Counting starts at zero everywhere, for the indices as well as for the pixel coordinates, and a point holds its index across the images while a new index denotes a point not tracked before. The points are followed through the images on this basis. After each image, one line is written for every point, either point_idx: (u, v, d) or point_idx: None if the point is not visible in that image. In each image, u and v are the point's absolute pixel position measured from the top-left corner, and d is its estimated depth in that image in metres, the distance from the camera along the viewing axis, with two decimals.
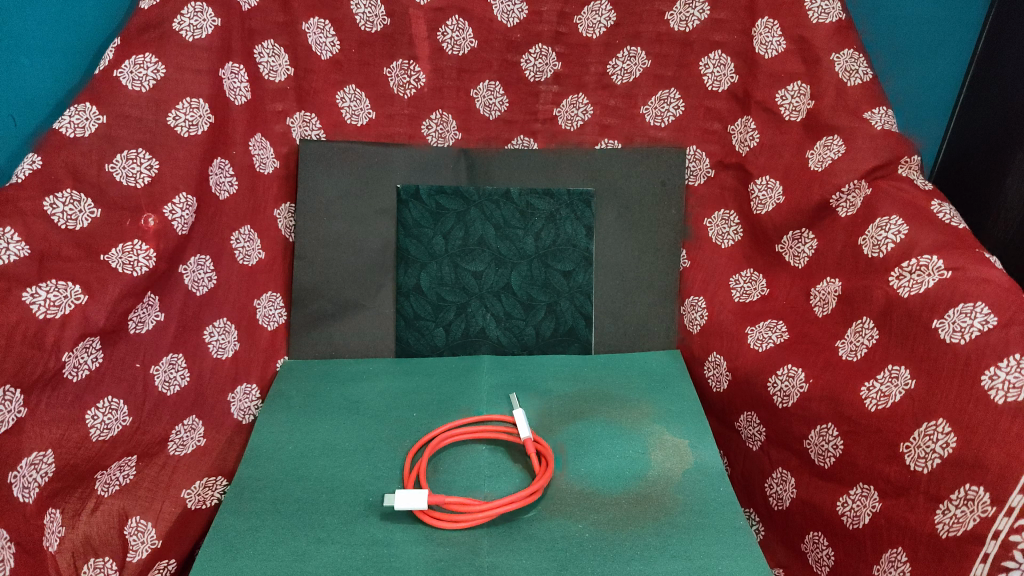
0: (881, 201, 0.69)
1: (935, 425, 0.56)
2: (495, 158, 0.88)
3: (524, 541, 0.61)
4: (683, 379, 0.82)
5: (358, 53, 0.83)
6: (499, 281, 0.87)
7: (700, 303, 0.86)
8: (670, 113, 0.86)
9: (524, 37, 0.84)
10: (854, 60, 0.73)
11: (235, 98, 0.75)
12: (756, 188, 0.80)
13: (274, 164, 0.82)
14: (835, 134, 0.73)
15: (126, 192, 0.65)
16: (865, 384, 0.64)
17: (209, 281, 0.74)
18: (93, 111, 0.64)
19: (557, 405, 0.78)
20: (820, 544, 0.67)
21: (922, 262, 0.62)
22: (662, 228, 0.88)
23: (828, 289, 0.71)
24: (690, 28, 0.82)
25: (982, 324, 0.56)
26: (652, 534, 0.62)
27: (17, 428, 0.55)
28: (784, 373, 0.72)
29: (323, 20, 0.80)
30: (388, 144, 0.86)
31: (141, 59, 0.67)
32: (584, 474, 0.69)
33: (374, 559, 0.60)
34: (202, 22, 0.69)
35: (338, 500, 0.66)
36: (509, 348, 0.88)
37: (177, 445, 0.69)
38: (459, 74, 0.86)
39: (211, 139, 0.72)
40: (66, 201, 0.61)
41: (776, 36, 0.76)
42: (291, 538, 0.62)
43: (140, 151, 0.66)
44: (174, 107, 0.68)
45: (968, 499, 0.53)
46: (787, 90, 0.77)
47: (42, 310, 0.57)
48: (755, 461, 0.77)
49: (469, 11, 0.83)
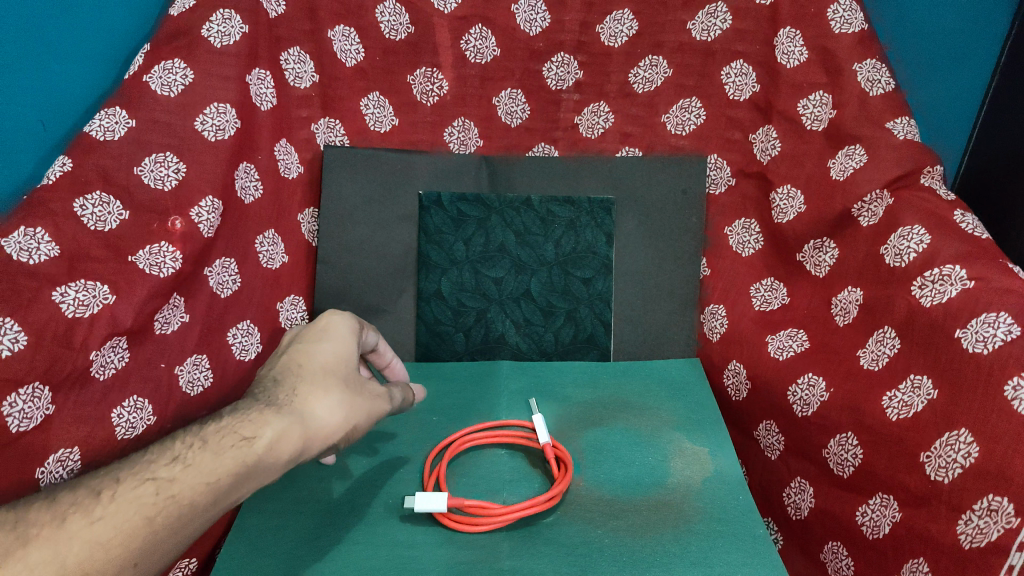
0: (903, 210, 0.68)
1: (957, 435, 0.57)
2: (516, 165, 0.88)
3: (543, 545, 0.62)
4: (702, 388, 0.82)
5: (383, 60, 0.84)
6: (519, 287, 0.88)
7: (720, 311, 0.86)
8: (691, 122, 0.86)
9: (547, 46, 0.86)
10: (877, 70, 0.73)
11: (262, 104, 0.76)
12: (778, 197, 0.80)
13: (298, 169, 0.83)
14: (857, 143, 0.73)
15: (153, 195, 0.66)
16: (887, 393, 0.64)
17: (234, 283, 0.75)
18: (124, 115, 0.65)
19: (576, 412, 0.79)
20: (839, 554, 0.67)
21: (945, 271, 0.62)
22: (682, 236, 0.88)
23: (851, 299, 0.71)
24: (712, 38, 0.82)
25: (1005, 333, 0.56)
26: (672, 540, 0.62)
27: (46, 426, 0.57)
28: (805, 382, 0.72)
29: (349, 27, 0.81)
30: (410, 150, 0.87)
31: (170, 65, 0.68)
32: (604, 480, 0.69)
33: (395, 560, 0.60)
34: (230, 29, 0.71)
35: (359, 502, 0.67)
36: (529, 354, 0.89)
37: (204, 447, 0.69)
38: (482, 81, 0.87)
39: (238, 143, 0.73)
40: (96, 202, 0.62)
41: (799, 45, 0.77)
42: (313, 538, 0.63)
43: (169, 155, 0.67)
44: (202, 111, 0.69)
45: (992, 510, 0.53)
46: (809, 99, 0.77)
47: (71, 309, 0.59)
48: (773, 470, 0.77)
49: (493, 20, 0.84)
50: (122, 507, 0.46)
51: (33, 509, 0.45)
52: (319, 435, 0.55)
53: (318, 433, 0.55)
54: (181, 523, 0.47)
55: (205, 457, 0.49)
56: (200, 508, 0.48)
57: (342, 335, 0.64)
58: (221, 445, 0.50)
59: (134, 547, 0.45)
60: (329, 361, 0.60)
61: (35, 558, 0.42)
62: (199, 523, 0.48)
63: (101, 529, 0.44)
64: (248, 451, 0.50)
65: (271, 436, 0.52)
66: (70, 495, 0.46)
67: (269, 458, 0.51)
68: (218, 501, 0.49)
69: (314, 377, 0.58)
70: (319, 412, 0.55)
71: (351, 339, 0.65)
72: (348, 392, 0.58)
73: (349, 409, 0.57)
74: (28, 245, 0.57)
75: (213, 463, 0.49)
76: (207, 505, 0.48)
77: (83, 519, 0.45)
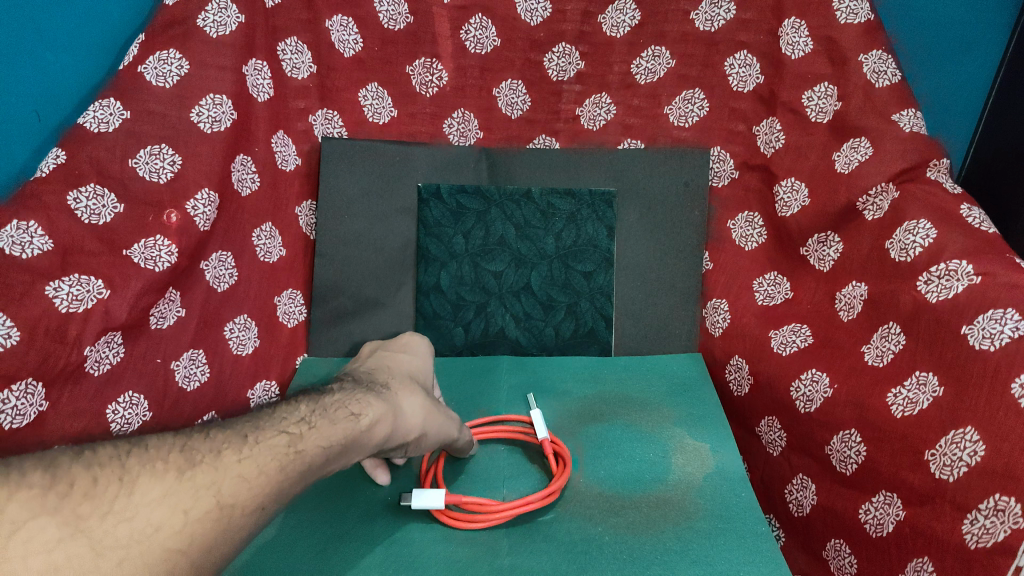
0: (909, 203, 0.67)
1: (963, 433, 0.56)
2: (516, 157, 0.87)
3: (543, 542, 0.61)
4: (704, 384, 0.81)
5: (381, 50, 0.83)
6: (519, 281, 0.87)
7: (722, 306, 0.85)
8: (693, 113, 0.85)
9: (548, 36, 0.85)
10: (883, 61, 0.71)
11: (259, 95, 0.75)
12: (781, 190, 0.79)
13: (296, 161, 0.82)
14: (862, 136, 0.72)
15: (149, 187, 0.65)
16: (892, 390, 0.63)
17: (230, 277, 0.74)
18: (118, 106, 0.64)
19: (576, 407, 0.78)
20: (842, 551, 0.66)
21: (951, 267, 0.61)
22: (684, 229, 0.87)
23: (855, 294, 0.70)
24: (716, 29, 0.81)
25: (1012, 330, 0.55)
26: (673, 538, 0.61)
27: (39, 422, 0.56)
28: (808, 377, 0.71)
29: (347, 17, 0.80)
30: (409, 142, 0.86)
31: (165, 55, 0.66)
32: (603, 477, 0.68)
33: (393, 556, 0.60)
34: (226, 18, 0.69)
35: (356, 498, 0.66)
36: (529, 349, 0.87)
37: None
38: (482, 72, 0.86)
39: (234, 135, 0.72)
40: (90, 195, 0.61)
41: (804, 36, 0.75)
42: (310, 534, 0.62)
43: (164, 146, 0.66)
44: (198, 103, 0.68)
45: (999, 509, 0.52)
46: (814, 91, 0.76)
47: (64, 304, 0.57)
48: (775, 467, 0.76)
49: (493, 9, 0.83)
50: (265, 450, 0.42)
51: (195, 438, 0.42)
52: (407, 430, 0.51)
53: (405, 428, 0.51)
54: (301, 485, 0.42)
55: (322, 423, 0.45)
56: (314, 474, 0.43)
57: (419, 354, 0.64)
58: (334, 413, 0.46)
59: (268, 494, 0.40)
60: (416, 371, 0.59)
61: (201, 483, 0.38)
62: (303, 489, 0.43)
63: (251, 468, 0.40)
64: (358, 425, 0.46)
65: (375, 417, 0.47)
66: (219, 432, 0.42)
67: (371, 438, 0.47)
68: (323, 471, 0.44)
69: (401, 377, 0.56)
70: (410, 408, 0.51)
71: (429, 361, 0.65)
72: (430, 397, 0.55)
73: (430, 414, 0.53)
74: (20, 238, 0.56)
75: (329, 430, 0.44)
76: (318, 471, 0.44)
77: (237, 456, 0.41)
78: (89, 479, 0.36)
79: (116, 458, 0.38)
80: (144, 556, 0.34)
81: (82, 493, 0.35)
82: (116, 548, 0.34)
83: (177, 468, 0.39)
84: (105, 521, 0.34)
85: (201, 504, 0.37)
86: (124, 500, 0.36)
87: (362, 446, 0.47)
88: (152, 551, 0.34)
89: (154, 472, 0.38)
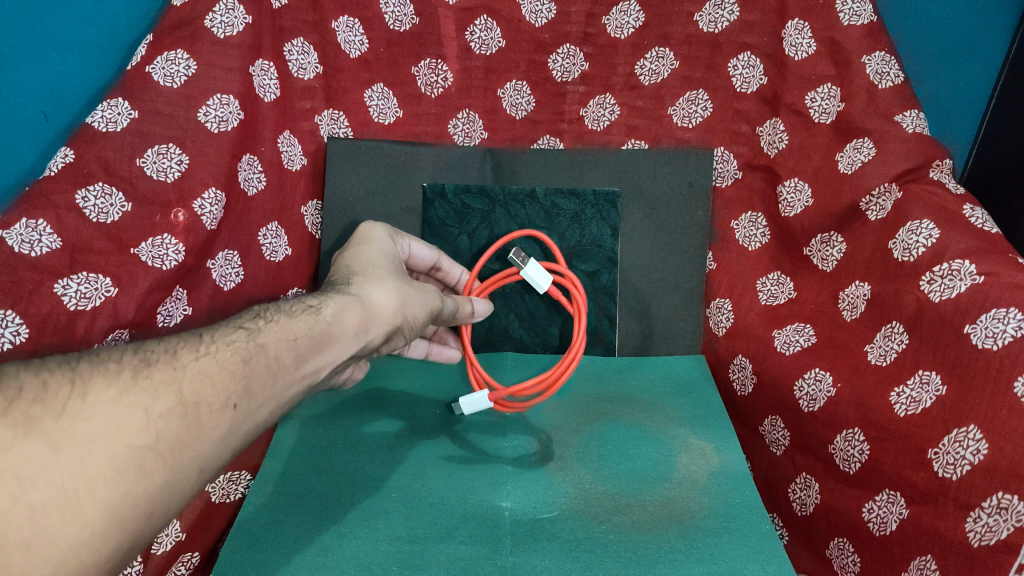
0: (911, 204, 0.68)
1: (965, 431, 0.56)
2: (520, 157, 0.87)
3: (547, 542, 0.61)
4: (708, 385, 0.81)
5: (387, 51, 0.83)
6: (524, 281, 0.86)
7: (726, 305, 0.84)
8: (698, 114, 0.85)
9: (553, 37, 0.85)
10: (885, 62, 0.72)
11: (265, 95, 0.75)
12: (785, 190, 0.80)
13: (302, 161, 0.83)
14: (866, 137, 0.73)
15: (156, 186, 0.66)
16: (895, 389, 0.63)
17: (236, 276, 0.75)
18: (126, 106, 0.66)
19: (580, 406, 0.78)
20: (845, 550, 0.66)
21: (954, 266, 0.62)
22: (688, 229, 0.86)
23: (858, 294, 0.70)
24: (720, 30, 0.82)
25: (1015, 329, 0.55)
26: (677, 538, 0.62)
27: None
28: (811, 377, 0.71)
29: (353, 18, 0.80)
30: (414, 143, 0.86)
31: (174, 55, 0.68)
32: (607, 475, 0.69)
33: (399, 554, 0.60)
34: (233, 19, 0.70)
35: (361, 496, 0.66)
36: (533, 349, 0.88)
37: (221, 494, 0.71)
38: (487, 73, 0.87)
39: (241, 135, 0.72)
40: (98, 194, 0.63)
41: (807, 37, 0.76)
42: (315, 532, 0.63)
43: (172, 146, 0.67)
44: (205, 102, 0.69)
45: (1002, 507, 0.53)
46: (818, 91, 0.76)
47: (73, 302, 0.60)
48: (778, 466, 0.75)
49: (498, 11, 0.84)
50: (224, 349, 0.48)
51: (150, 342, 0.48)
52: (384, 317, 0.58)
53: (374, 320, 0.57)
54: (270, 372, 0.49)
55: (282, 320, 0.52)
56: (284, 364, 0.50)
57: (381, 244, 0.67)
58: (294, 312, 0.53)
59: (237, 383, 0.47)
60: (377, 258, 0.64)
61: (157, 381, 0.44)
62: (282, 381, 0.50)
63: (209, 363, 0.46)
64: (320, 317, 0.53)
65: (338, 307, 0.54)
66: (176, 336, 0.49)
67: (336, 328, 0.54)
68: (294, 362, 0.50)
69: (369, 270, 0.61)
70: (378, 301, 0.58)
71: (390, 242, 0.69)
72: (403, 281, 0.61)
73: (406, 297, 0.60)
74: (29, 236, 0.59)
75: (288, 327, 0.51)
76: (288, 361, 0.50)
77: (194, 356, 0.47)
78: (40, 384, 0.42)
79: (70, 364, 0.44)
80: (106, 451, 0.40)
81: (33, 398, 0.41)
82: (75, 449, 0.39)
83: (131, 368, 0.44)
84: (57, 423, 0.40)
85: (161, 400, 0.43)
86: (77, 402, 0.41)
87: (335, 334, 0.53)
88: (113, 446, 0.40)
89: (107, 373, 0.44)
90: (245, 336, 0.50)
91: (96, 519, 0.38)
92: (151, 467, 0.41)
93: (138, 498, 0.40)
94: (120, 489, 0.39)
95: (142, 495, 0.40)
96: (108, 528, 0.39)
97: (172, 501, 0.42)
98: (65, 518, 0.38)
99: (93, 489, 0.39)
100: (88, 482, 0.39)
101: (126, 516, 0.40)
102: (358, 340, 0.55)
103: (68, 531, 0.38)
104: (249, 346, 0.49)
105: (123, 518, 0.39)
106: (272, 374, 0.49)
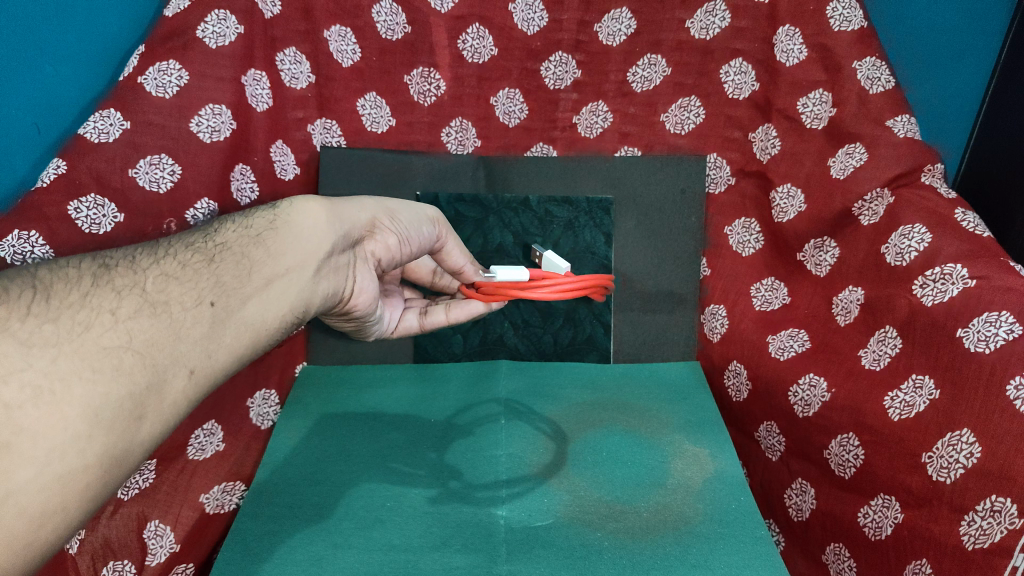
0: (903, 209, 0.68)
1: (958, 435, 0.57)
2: (515, 165, 0.87)
3: (541, 548, 0.61)
4: (702, 391, 0.81)
5: (380, 60, 0.83)
6: None
7: (720, 311, 0.84)
8: (690, 120, 0.86)
9: (545, 45, 0.86)
10: (876, 68, 0.73)
11: (258, 105, 0.76)
12: (778, 196, 0.80)
13: (295, 170, 0.82)
14: (857, 142, 0.73)
15: (149, 197, 0.67)
16: (888, 394, 0.63)
17: None
18: (118, 117, 0.66)
19: (574, 413, 0.78)
20: (842, 555, 0.66)
21: (946, 271, 0.62)
22: (681, 235, 0.86)
23: (852, 299, 0.71)
24: (711, 37, 0.82)
25: (1007, 333, 0.56)
26: (673, 543, 0.62)
27: None
28: (806, 382, 0.71)
29: (344, 27, 0.80)
30: (407, 151, 0.86)
31: (166, 66, 0.68)
32: (602, 481, 0.69)
33: (392, 563, 0.60)
34: (225, 29, 0.71)
35: (355, 505, 0.66)
36: (527, 356, 0.88)
37: (216, 504, 0.71)
38: (479, 81, 0.87)
39: (233, 145, 0.73)
40: (90, 205, 0.64)
41: (798, 43, 0.77)
42: (311, 543, 0.62)
43: (163, 156, 0.68)
44: (197, 112, 0.70)
45: (995, 510, 0.54)
46: (810, 97, 0.77)
47: None
48: (775, 472, 0.75)
49: (490, 19, 0.84)
50: (184, 252, 0.53)
51: (107, 253, 0.51)
52: (348, 216, 0.62)
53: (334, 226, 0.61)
54: (234, 271, 0.53)
55: (238, 233, 0.56)
56: (252, 263, 0.54)
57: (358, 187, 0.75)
58: (249, 224, 0.57)
59: (205, 280, 0.51)
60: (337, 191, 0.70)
61: (120, 284, 0.48)
62: (251, 281, 0.54)
63: (170, 267, 0.51)
64: (275, 227, 0.58)
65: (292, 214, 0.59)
66: (133, 249, 0.52)
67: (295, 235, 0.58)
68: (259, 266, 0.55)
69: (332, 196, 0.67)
70: (336, 210, 0.62)
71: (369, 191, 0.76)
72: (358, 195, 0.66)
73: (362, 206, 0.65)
74: (22, 249, 0.59)
75: (246, 239, 0.56)
76: (252, 264, 0.54)
77: (153, 261, 0.51)
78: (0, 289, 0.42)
79: (27, 273, 0.45)
80: (80, 351, 0.42)
81: None
82: (46, 348, 0.41)
83: (92, 275, 0.48)
84: (26, 323, 0.41)
85: (126, 301, 0.46)
86: (42, 305, 0.43)
87: (299, 234, 0.57)
88: (85, 344, 0.43)
89: (68, 279, 0.46)
90: (203, 240, 0.55)
91: (76, 420, 0.40)
92: (128, 364, 0.44)
93: (122, 400, 0.43)
94: (100, 388, 0.42)
95: (126, 394, 0.43)
96: (90, 430, 0.41)
97: (158, 401, 0.46)
98: (45, 417, 0.39)
99: (69, 388, 0.41)
100: (62, 379, 0.40)
101: (107, 416, 0.42)
102: (328, 237, 0.59)
103: (50, 431, 0.39)
104: (209, 249, 0.54)
105: (103, 419, 0.42)
106: (241, 271, 0.53)
